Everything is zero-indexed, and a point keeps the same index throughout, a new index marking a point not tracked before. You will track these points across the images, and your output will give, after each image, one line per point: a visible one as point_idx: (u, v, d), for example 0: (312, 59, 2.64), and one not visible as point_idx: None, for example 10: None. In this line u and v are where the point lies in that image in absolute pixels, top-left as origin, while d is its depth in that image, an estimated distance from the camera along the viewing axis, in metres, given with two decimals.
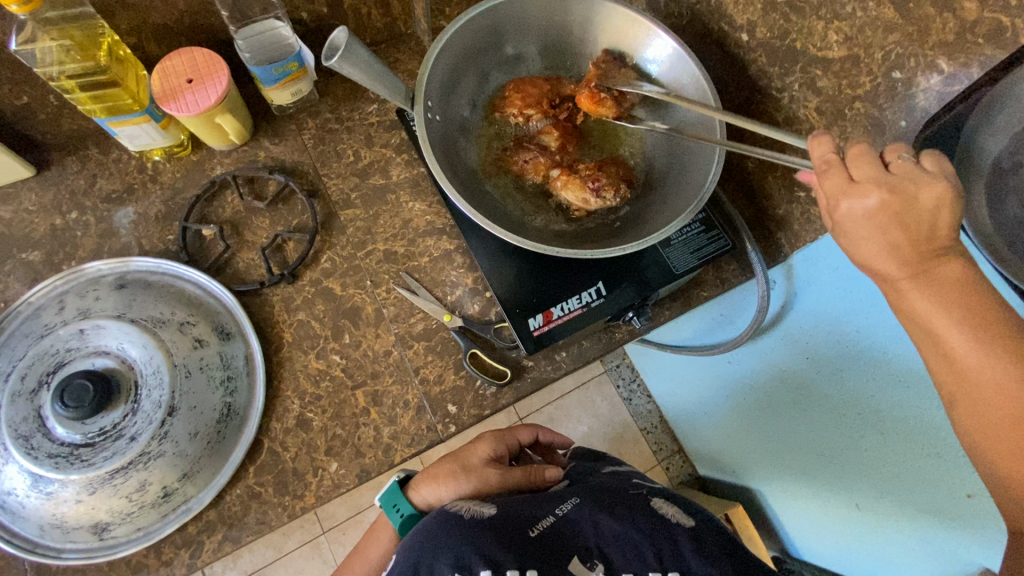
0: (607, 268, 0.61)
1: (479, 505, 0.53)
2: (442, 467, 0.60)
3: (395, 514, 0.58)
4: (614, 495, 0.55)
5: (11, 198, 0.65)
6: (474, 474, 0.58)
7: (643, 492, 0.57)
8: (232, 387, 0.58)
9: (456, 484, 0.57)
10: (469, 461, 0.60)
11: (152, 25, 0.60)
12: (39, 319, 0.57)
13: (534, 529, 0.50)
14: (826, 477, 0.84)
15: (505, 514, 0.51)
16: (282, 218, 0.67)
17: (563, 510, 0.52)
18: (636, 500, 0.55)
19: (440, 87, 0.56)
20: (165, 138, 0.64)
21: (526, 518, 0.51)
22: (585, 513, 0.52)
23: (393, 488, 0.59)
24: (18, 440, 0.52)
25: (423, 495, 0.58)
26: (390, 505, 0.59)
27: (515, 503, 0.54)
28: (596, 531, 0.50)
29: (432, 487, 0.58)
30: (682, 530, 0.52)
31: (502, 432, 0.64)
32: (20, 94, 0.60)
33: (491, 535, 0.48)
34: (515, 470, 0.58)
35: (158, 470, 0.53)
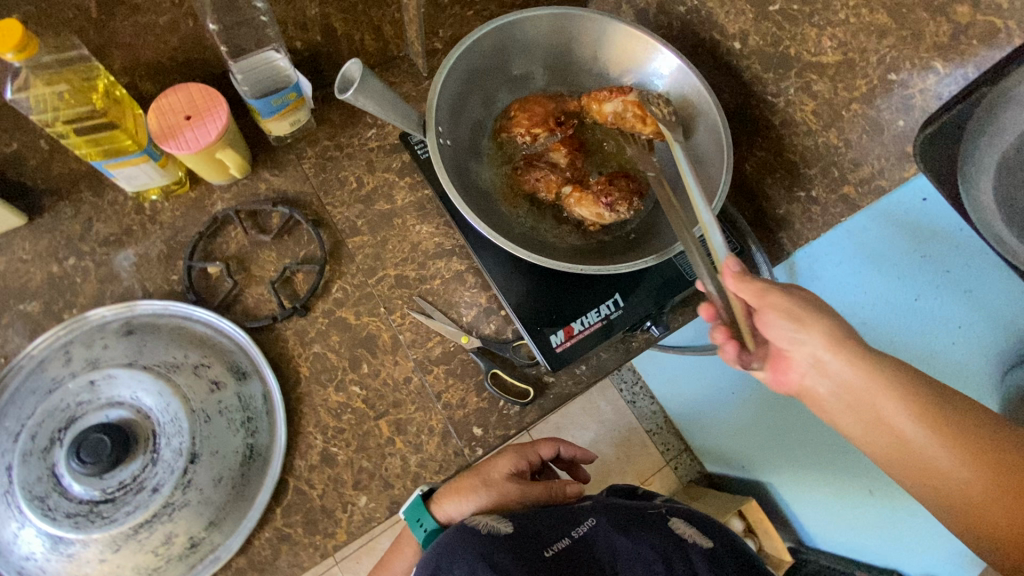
0: (622, 280, 0.62)
1: (496, 519, 0.53)
2: (464, 481, 0.58)
3: (419, 530, 0.56)
4: (633, 516, 0.57)
5: (3, 247, 0.62)
6: (498, 488, 0.57)
7: (663, 513, 0.58)
8: (253, 428, 0.57)
9: (480, 499, 0.56)
10: (492, 476, 0.58)
11: (144, 63, 0.59)
12: (45, 373, 0.55)
13: (548, 550, 0.51)
14: (842, 465, 0.89)
15: (522, 531, 0.52)
16: (289, 249, 0.66)
17: (580, 531, 0.53)
18: (655, 521, 0.56)
19: (448, 111, 0.56)
20: (164, 177, 0.62)
21: (541, 536, 0.52)
22: (601, 533, 0.53)
23: (417, 502, 0.57)
24: (33, 502, 0.50)
25: (447, 511, 0.56)
26: (414, 520, 0.57)
27: (532, 517, 0.54)
28: (611, 551, 0.52)
29: (454, 502, 0.56)
30: (698, 551, 0.52)
31: (522, 446, 0.63)
32: (9, 141, 0.57)
33: (507, 550, 0.50)
34: (534, 487, 0.59)
35: (183, 521, 0.52)
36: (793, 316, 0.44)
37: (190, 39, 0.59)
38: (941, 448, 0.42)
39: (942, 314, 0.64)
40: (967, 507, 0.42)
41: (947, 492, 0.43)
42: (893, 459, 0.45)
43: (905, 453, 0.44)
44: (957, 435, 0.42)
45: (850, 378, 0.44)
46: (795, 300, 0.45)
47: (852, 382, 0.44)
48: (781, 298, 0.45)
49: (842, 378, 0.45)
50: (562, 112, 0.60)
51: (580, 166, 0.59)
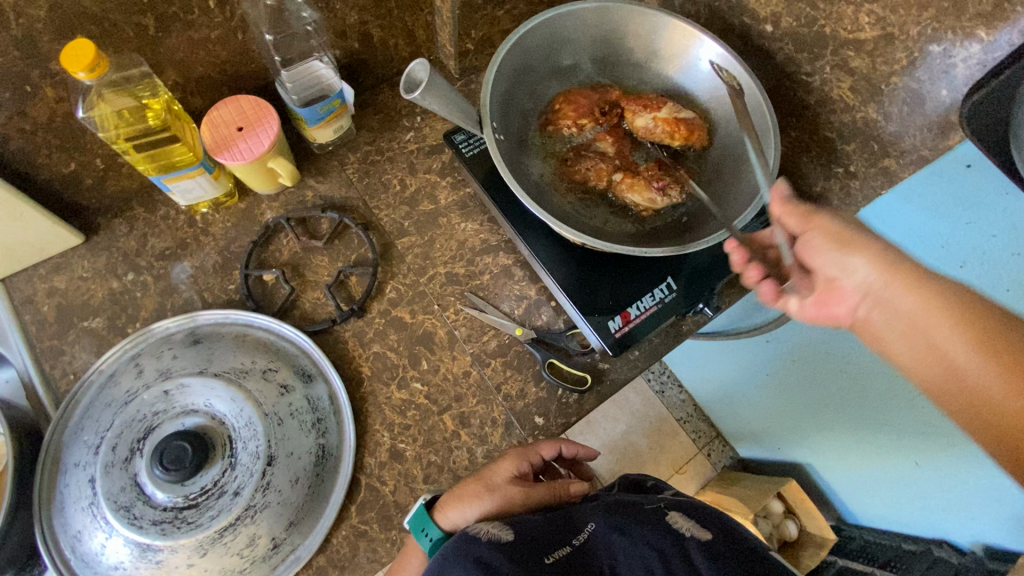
0: (674, 264, 0.63)
1: (497, 527, 0.50)
2: (465, 487, 0.55)
3: (424, 540, 0.52)
4: (629, 515, 0.55)
5: (63, 267, 0.63)
6: (499, 492, 0.54)
7: (660, 509, 0.58)
8: (323, 428, 0.58)
9: (482, 505, 0.53)
10: (493, 480, 0.55)
11: (195, 79, 0.60)
12: (117, 386, 0.56)
13: (550, 556, 0.47)
14: (881, 441, 0.89)
15: (524, 537, 0.49)
16: (340, 253, 0.67)
17: (581, 539, 0.51)
18: (651, 517, 0.55)
19: (499, 107, 0.56)
20: (216, 189, 0.64)
21: (542, 545, 0.49)
22: (599, 538, 0.51)
23: (420, 512, 0.54)
24: (120, 511, 0.51)
25: (450, 519, 0.53)
26: (417, 529, 0.53)
27: (531, 524, 0.52)
28: (609, 555, 0.50)
29: (457, 508, 0.53)
30: (696, 541, 0.52)
31: (524, 447, 0.59)
32: (68, 161, 0.59)
33: (509, 557, 0.46)
34: (536, 489, 0.56)
35: (264, 522, 0.53)
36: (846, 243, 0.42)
37: (238, 52, 0.60)
38: (996, 378, 0.36)
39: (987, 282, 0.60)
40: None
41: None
42: (950, 396, 0.39)
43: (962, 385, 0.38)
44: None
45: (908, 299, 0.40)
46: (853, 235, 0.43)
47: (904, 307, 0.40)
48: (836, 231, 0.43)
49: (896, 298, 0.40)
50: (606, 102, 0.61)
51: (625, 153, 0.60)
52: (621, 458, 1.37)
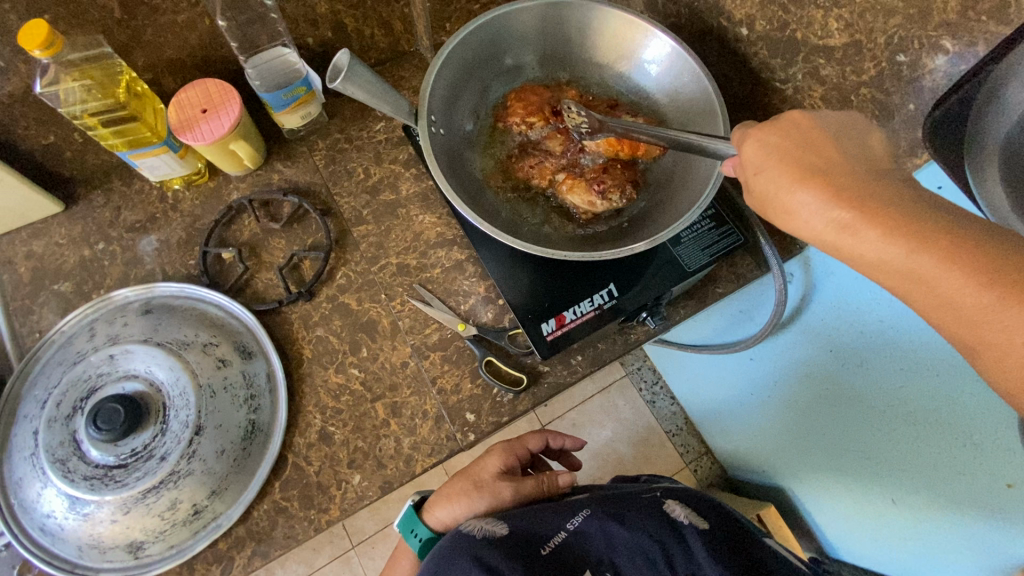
0: (618, 270, 0.61)
1: (490, 523, 0.53)
2: (453, 487, 0.63)
3: (413, 540, 0.62)
4: (625, 503, 0.57)
5: (42, 233, 0.68)
6: (486, 490, 0.60)
7: (657, 496, 0.59)
8: (256, 405, 0.60)
9: (469, 502, 0.60)
10: (480, 478, 0.62)
11: (166, 61, 0.63)
12: (72, 347, 0.59)
13: (547, 546, 0.51)
14: (859, 473, 0.84)
15: (516, 530, 0.52)
16: (297, 237, 0.69)
17: (575, 523, 0.53)
18: (649, 505, 0.57)
19: (442, 101, 0.56)
20: (183, 167, 0.66)
21: (537, 533, 0.52)
22: (596, 524, 0.53)
23: (409, 514, 0.63)
24: (55, 464, 0.53)
25: (438, 517, 0.61)
26: (408, 530, 0.63)
27: (524, 515, 0.54)
28: (607, 541, 0.52)
29: (446, 507, 0.61)
30: (694, 530, 0.53)
31: (510, 445, 0.68)
32: (47, 134, 0.62)
33: (506, 552, 0.49)
34: (524, 483, 0.61)
35: (188, 488, 0.55)
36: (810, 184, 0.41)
37: (206, 37, 0.62)
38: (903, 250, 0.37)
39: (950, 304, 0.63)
40: (995, 352, 0.35)
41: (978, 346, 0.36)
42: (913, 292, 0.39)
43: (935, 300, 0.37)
44: (987, 267, 0.35)
45: (847, 237, 0.39)
46: (801, 160, 0.42)
47: (850, 245, 0.39)
48: (798, 163, 0.42)
49: (836, 237, 0.40)
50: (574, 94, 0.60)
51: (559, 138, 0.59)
52: (601, 464, 1.36)
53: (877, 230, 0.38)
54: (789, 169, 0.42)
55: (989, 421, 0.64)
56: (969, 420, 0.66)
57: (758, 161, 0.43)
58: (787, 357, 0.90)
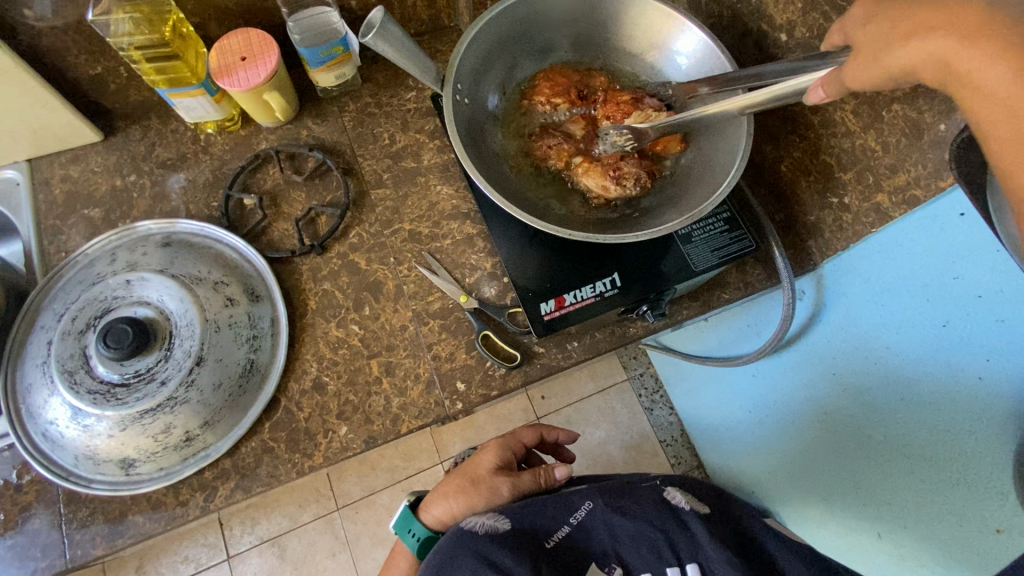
0: (624, 261, 0.62)
1: (492, 517, 0.57)
2: (449, 484, 0.63)
3: (411, 538, 0.64)
4: (626, 492, 0.61)
5: (80, 159, 0.71)
6: (483, 486, 0.61)
7: (656, 483, 0.63)
8: (257, 345, 0.62)
9: (466, 498, 0.61)
10: (476, 474, 0.63)
11: (214, 7, 0.65)
12: (92, 269, 0.62)
13: (551, 540, 0.56)
14: (851, 503, 0.82)
15: (520, 525, 0.57)
16: (317, 192, 0.70)
17: (579, 516, 0.58)
18: (649, 494, 0.61)
19: (471, 71, 0.57)
20: (218, 112, 0.69)
21: (541, 527, 0.57)
22: (600, 516, 0.58)
23: (406, 514, 0.65)
24: (64, 374, 0.56)
25: (434, 514, 0.63)
26: (405, 530, 0.65)
27: (526, 506, 0.58)
28: (611, 532, 0.58)
29: (443, 505, 0.62)
30: (694, 515, 0.59)
31: (505, 439, 0.68)
32: (95, 64, 0.65)
33: (511, 547, 0.54)
34: (521, 477, 0.62)
35: (182, 415, 0.57)
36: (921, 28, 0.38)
37: None
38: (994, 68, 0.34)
39: (966, 346, 0.58)
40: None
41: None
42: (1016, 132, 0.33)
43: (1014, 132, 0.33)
44: None
45: (961, 49, 0.35)
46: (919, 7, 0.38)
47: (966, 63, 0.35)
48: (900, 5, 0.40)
49: (949, 53, 0.36)
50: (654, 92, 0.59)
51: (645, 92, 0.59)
52: (592, 463, 1.36)
53: (989, 46, 0.34)
54: (901, 16, 0.39)
55: (986, 478, 0.60)
56: (966, 472, 0.62)
57: (868, 15, 0.42)
58: (789, 376, 0.89)
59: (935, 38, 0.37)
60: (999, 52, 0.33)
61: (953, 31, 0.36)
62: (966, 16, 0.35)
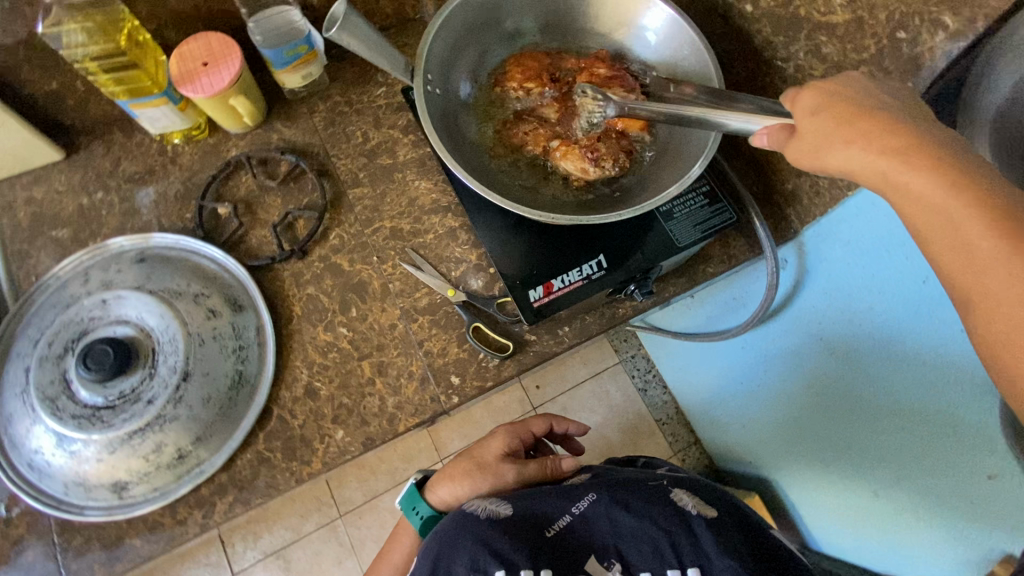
0: (608, 241, 0.61)
1: (494, 503, 0.54)
2: (457, 467, 0.63)
3: (415, 516, 0.63)
4: (633, 485, 0.55)
5: (42, 179, 0.68)
6: (490, 471, 0.61)
7: (663, 484, 0.57)
8: (244, 356, 0.60)
9: (473, 482, 0.61)
10: (484, 459, 0.63)
11: (171, 12, 0.63)
12: (66, 291, 0.60)
13: (552, 529, 0.51)
14: (846, 464, 0.84)
15: (521, 512, 0.53)
16: (293, 196, 0.69)
17: (581, 507, 0.53)
18: (655, 491, 0.55)
19: (440, 61, 0.56)
20: (183, 121, 0.67)
21: (541, 517, 0.52)
22: (603, 511, 0.52)
23: (412, 492, 0.65)
24: (45, 401, 0.54)
25: (440, 495, 0.63)
26: (410, 507, 0.64)
27: (530, 496, 0.54)
28: (613, 528, 0.51)
29: (448, 486, 0.62)
30: (701, 522, 0.51)
31: (514, 426, 0.68)
32: (50, 79, 0.63)
33: (507, 535, 0.50)
34: (528, 465, 0.62)
35: (172, 432, 0.56)
36: (860, 136, 0.39)
37: None
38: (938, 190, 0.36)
39: (950, 302, 0.60)
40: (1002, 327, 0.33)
41: (977, 296, 0.34)
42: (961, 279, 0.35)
43: (954, 243, 0.35)
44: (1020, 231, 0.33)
45: (902, 170, 0.37)
46: (861, 116, 0.40)
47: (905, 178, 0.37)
48: (847, 104, 0.41)
49: (887, 168, 0.38)
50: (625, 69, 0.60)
51: (623, 68, 0.59)
52: (591, 448, 1.37)
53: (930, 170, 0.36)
54: (845, 117, 0.40)
55: (978, 427, 0.61)
56: (960, 423, 0.63)
57: (814, 104, 0.42)
58: (777, 346, 0.90)
59: (876, 152, 0.38)
60: (934, 173, 0.36)
61: (889, 153, 0.38)
62: (901, 136, 0.38)
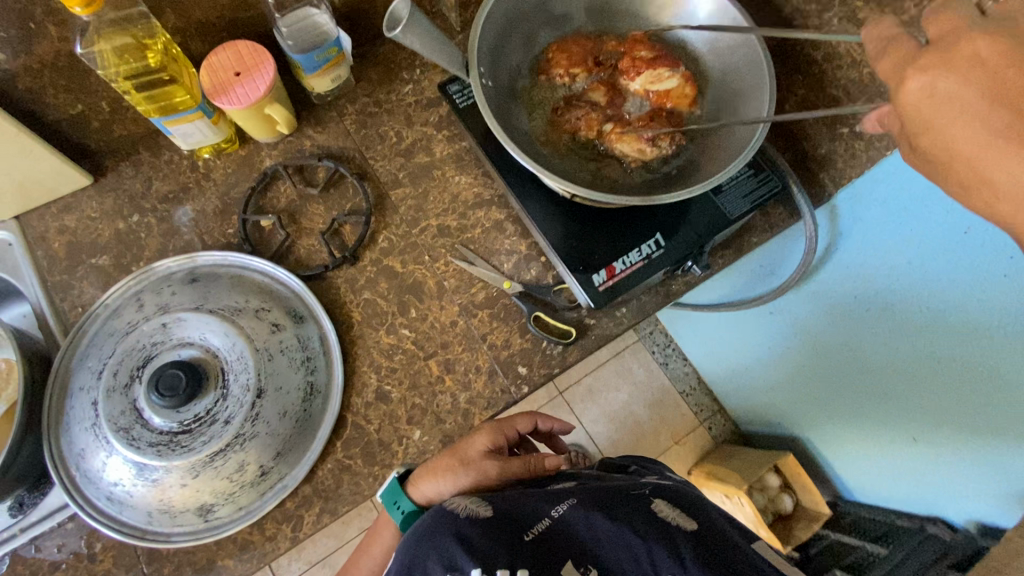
0: (662, 220, 0.62)
1: (475, 503, 0.49)
2: (440, 461, 0.56)
3: (396, 511, 0.55)
4: (616, 496, 0.51)
5: (73, 207, 0.66)
6: (473, 466, 0.54)
7: (645, 494, 0.52)
8: (312, 367, 0.60)
9: (455, 479, 0.53)
10: (467, 455, 0.55)
11: (195, 23, 0.61)
12: (121, 318, 0.59)
13: (530, 532, 0.45)
14: (883, 415, 0.87)
15: (502, 512, 0.48)
16: (336, 202, 0.68)
17: (559, 511, 0.48)
18: (635, 501, 0.50)
19: (489, 53, 0.56)
20: (216, 134, 0.65)
21: (520, 517, 0.47)
22: (582, 513, 0.47)
23: (393, 485, 0.56)
24: (119, 432, 0.53)
25: (423, 491, 0.55)
26: (390, 502, 0.56)
27: (513, 497, 0.50)
28: (591, 531, 0.46)
29: (432, 483, 0.55)
30: (682, 532, 0.47)
31: (499, 422, 0.59)
32: (75, 103, 0.61)
33: (484, 535, 0.45)
34: (512, 462, 0.55)
35: (253, 450, 0.55)
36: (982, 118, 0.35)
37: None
38: None
39: (990, 247, 0.62)
40: None
41: None
42: None
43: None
44: None
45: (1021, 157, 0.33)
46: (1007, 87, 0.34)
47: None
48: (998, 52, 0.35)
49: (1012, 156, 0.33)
50: (668, 47, 0.61)
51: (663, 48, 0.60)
52: (620, 426, 1.39)
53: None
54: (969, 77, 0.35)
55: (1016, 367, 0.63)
56: (995, 365, 0.66)
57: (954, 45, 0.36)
58: (807, 309, 0.93)
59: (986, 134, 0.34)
60: None
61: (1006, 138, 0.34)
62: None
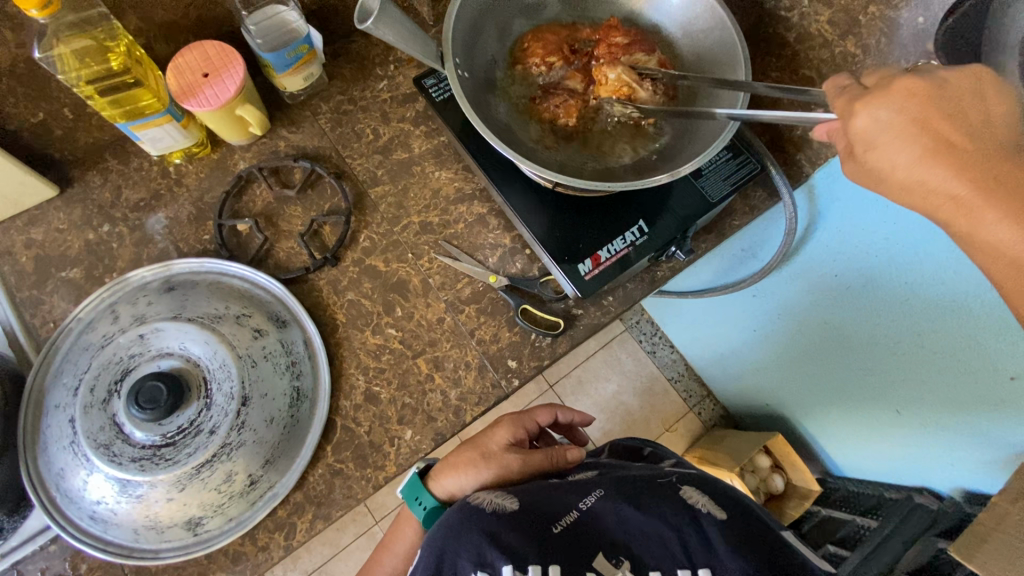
0: (644, 206, 0.62)
1: (500, 496, 0.48)
2: (461, 455, 0.56)
3: (418, 508, 0.55)
4: (641, 484, 0.50)
5: (39, 219, 0.64)
6: (495, 460, 0.54)
7: (672, 480, 0.51)
8: (298, 371, 0.59)
9: (477, 473, 0.54)
10: (488, 448, 0.56)
11: (158, 23, 0.60)
12: (96, 331, 0.57)
13: (557, 524, 0.45)
14: (867, 391, 0.88)
15: (528, 505, 0.47)
16: (314, 203, 0.67)
17: (588, 503, 0.48)
18: (661, 488, 0.50)
19: (463, 43, 0.56)
20: (187, 138, 0.63)
21: (547, 512, 0.47)
22: (610, 506, 0.47)
23: (415, 480, 0.56)
24: (99, 449, 0.51)
25: (445, 486, 0.55)
26: (412, 498, 0.55)
27: (537, 491, 0.49)
28: (620, 523, 0.46)
29: (453, 476, 0.55)
30: (714, 520, 0.46)
31: (519, 415, 0.61)
32: (35, 110, 0.59)
33: (514, 530, 0.45)
34: (533, 456, 0.55)
35: (240, 460, 0.54)
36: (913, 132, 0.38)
37: None
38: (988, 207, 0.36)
39: None
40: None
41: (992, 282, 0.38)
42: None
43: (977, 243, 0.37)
44: None
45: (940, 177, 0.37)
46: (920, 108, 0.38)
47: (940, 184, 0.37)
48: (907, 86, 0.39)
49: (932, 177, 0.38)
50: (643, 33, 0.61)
51: (638, 33, 0.60)
52: (612, 417, 1.39)
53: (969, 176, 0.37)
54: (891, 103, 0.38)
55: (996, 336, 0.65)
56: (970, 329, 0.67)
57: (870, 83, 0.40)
58: (789, 291, 0.94)
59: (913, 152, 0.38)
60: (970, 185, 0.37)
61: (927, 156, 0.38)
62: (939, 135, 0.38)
